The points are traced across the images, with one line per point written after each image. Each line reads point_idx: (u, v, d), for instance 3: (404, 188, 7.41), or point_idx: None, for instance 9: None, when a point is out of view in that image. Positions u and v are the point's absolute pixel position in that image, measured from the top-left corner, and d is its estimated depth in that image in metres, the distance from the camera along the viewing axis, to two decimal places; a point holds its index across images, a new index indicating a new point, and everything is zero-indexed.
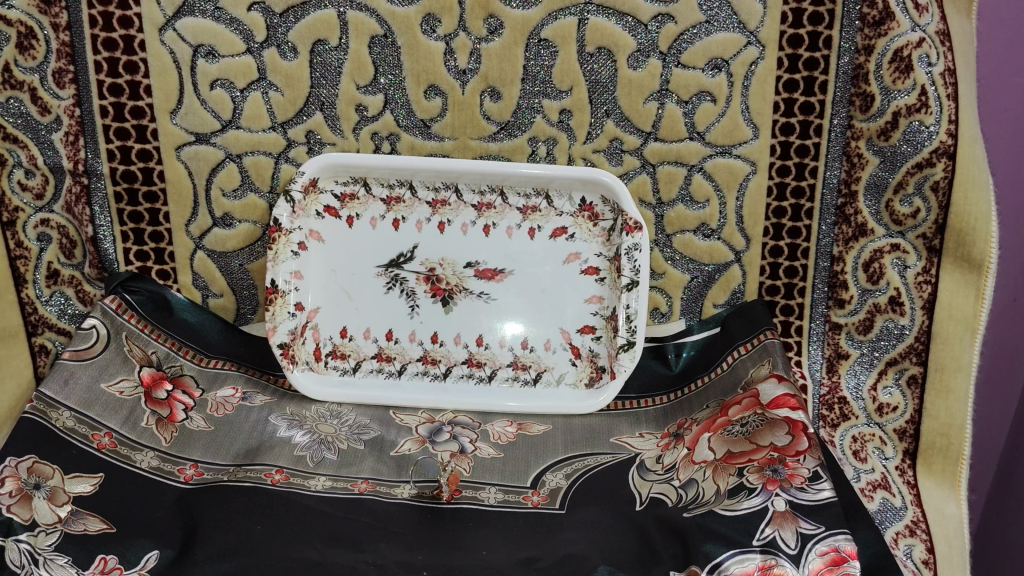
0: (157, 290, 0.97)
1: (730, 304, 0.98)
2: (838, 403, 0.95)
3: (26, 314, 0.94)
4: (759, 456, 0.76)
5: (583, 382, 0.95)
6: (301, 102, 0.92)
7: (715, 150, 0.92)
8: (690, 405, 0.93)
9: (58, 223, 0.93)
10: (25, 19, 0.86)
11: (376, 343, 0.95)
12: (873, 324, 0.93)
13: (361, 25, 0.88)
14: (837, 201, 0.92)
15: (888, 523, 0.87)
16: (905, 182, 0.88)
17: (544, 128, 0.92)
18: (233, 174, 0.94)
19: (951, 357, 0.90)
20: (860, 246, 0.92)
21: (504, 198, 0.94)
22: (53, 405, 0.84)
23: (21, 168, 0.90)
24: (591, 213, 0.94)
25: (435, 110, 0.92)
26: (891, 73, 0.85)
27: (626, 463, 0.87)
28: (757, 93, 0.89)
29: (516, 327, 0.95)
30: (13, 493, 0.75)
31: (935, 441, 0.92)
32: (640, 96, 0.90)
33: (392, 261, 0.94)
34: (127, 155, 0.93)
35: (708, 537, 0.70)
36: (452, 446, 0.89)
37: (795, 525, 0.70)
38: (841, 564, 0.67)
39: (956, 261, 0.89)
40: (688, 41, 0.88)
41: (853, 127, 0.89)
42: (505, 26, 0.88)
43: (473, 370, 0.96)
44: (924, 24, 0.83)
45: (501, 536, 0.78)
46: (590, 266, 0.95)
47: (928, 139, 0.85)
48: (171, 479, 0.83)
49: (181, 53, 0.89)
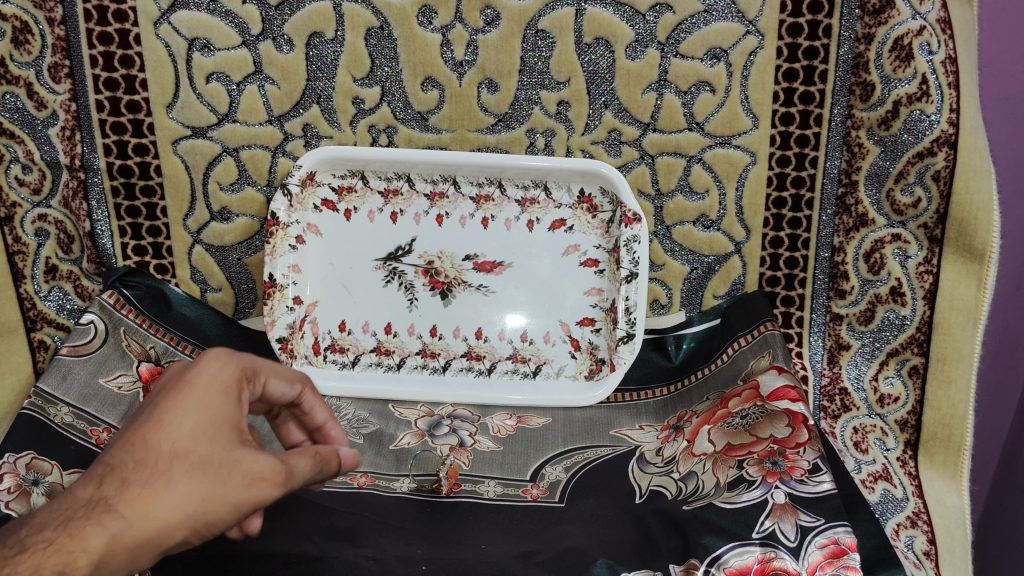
0: (155, 284, 0.97)
1: (731, 295, 0.98)
2: (838, 394, 0.94)
3: (25, 309, 0.94)
4: (759, 448, 0.75)
5: (583, 374, 0.95)
6: (297, 96, 0.91)
7: (715, 141, 0.91)
8: (690, 397, 0.93)
9: (56, 218, 0.93)
10: (20, 14, 0.86)
11: (375, 337, 0.95)
12: (874, 315, 0.92)
13: (357, 17, 0.88)
14: (837, 190, 0.91)
15: (888, 515, 0.87)
16: (906, 171, 0.87)
17: (543, 119, 0.92)
18: (230, 167, 0.94)
19: (952, 347, 0.90)
20: (860, 236, 0.91)
21: (502, 190, 0.94)
22: (51, 401, 0.85)
23: (19, 164, 0.90)
24: (590, 205, 0.94)
25: (432, 102, 0.91)
26: (891, 61, 0.84)
27: (626, 455, 0.87)
28: (756, 82, 0.88)
29: (516, 319, 0.95)
30: (13, 489, 0.76)
31: (937, 432, 0.91)
32: (639, 87, 0.89)
33: (391, 254, 0.94)
34: (124, 149, 0.92)
35: (708, 530, 0.70)
36: (452, 439, 0.90)
37: (795, 517, 0.69)
38: (841, 557, 0.66)
39: (957, 251, 0.88)
40: (687, 31, 0.87)
41: (853, 117, 0.88)
42: (501, 17, 0.88)
43: (472, 363, 0.95)
44: (924, 12, 0.82)
45: (499, 530, 0.79)
46: (589, 258, 0.94)
47: (929, 128, 0.84)
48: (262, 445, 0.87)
49: (177, 46, 0.89)
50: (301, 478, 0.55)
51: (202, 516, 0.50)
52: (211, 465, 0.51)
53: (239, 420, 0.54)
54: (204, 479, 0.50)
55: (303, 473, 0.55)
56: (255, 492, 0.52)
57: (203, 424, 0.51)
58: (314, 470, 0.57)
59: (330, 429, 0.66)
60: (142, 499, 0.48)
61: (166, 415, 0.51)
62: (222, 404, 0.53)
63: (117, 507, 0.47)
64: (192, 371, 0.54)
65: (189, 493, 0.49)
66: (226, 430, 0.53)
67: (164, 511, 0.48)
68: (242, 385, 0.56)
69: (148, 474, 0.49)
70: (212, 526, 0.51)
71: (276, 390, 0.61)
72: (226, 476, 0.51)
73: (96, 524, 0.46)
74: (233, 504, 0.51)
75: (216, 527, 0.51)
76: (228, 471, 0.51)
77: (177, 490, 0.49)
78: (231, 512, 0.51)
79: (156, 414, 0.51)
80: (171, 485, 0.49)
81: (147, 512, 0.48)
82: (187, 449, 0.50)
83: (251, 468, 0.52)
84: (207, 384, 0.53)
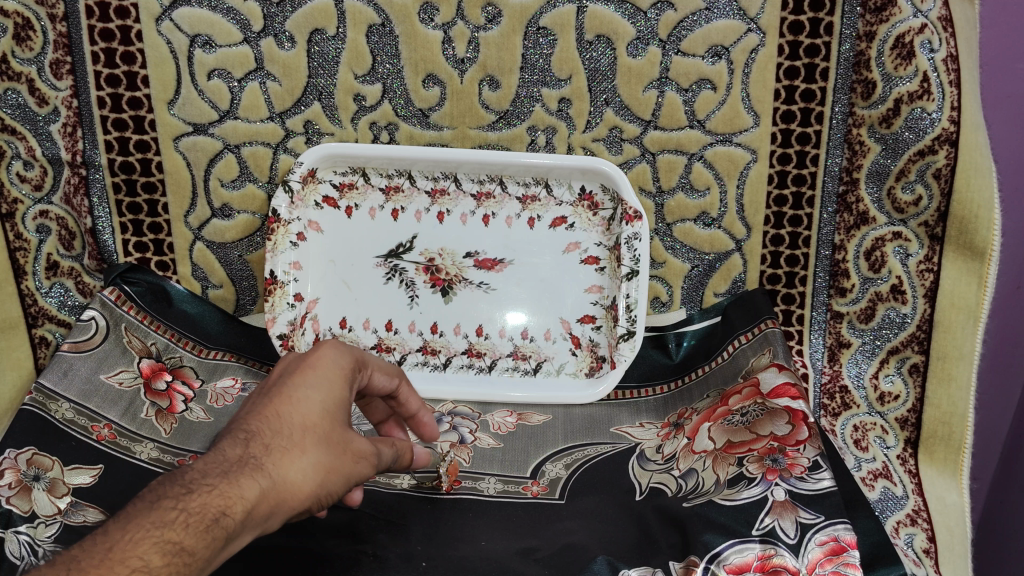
0: (156, 281, 0.97)
1: (731, 293, 0.98)
2: (839, 392, 0.94)
3: (26, 306, 0.94)
4: (759, 446, 0.75)
5: (583, 371, 0.95)
6: (298, 93, 0.91)
7: (715, 138, 0.91)
8: (690, 395, 0.93)
9: (57, 214, 0.93)
10: (22, 10, 0.86)
11: (376, 334, 0.95)
12: (875, 313, 0.92)
13: (358, 14, 0.88)
14: (838, 188, 0.91)
15: (888, 513, 0.87)
16: (907, 169, 0.87)
17: (543, 117, 0.92)
18: (231, 164, 0.94)
19: (953, 346, 0.90)
20: (861, 235, 0.91)
21: (504, 187, 0.94)
22: (53, 397, 0.85)
23: (21, 160, 0.90)
24: (591, 203, 0.94)
25: (433, 99, 0.91)
26: (892, 59, 0.84)
27: (626, 452, 0.87)
28: (757, 80, 0.88)
29: (517, 316, 0.95)
30: (14, 485, 0.76)
31: (937, 430, 0.91)
32: (640, 84, 0.89)
33: (391, 251, 0.94)
34: (125, 146, 0.93)
35: (707, 527, 0.70)
36: (452, 437, 0.90)
37: (794, 515, 0.69)
38: (841, 554, 0.66)
39: (958, 249, 0.88)
40: (688, 29, 0.87)
41: (854, 115, 0.88)
42: (503, 14, 0.88)
43: (473, 360, 0.95)
44: (926, 10, 0.82)
45: (500, 526, 0.79)
46: (589, 256, 0.94)
47: (930, 126, 0.84)
48: None
49: (178, 43, 0.89)
50: (383, 464, 0.61)
51: (324, 486, 0.53)
52: (336, 440, 0.54)
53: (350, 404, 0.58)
54: (330, 451, 0.54)
55: (388, 461, 0.62)
56: (356, 471, 0.57)
57: (328, 402, 0.55)
58: (392, 460, 0.63)
59: (422, 417, 0.71)
60: (283, 460, 0.51)
61: (296, 391, 0.54)
62: (341, 386, 0.57)
63: (265, 467, 0.50)
64: (314, 356, 0.58)
65: (316, 464, 0.52)
66: (344, 411, 0.57)
67: (299, 478, 0.51)
68: (355, 373, 0.60)
69: (285, 443, 0.51)
70: (326, 497, 0.54)
71: (378, 384, 0.65)
72: (343, 451, 0.55)
73: (250, 477, 0.48)
74: (343, 478, 0.55)
75: (328, 498, 0.54)
76: (343, 448, 0.55)
77: (308, 460, 0.52)
78: (340, 487, 0.55)
79: (287, 389, 0.54)
80: (304, 454, 0.52)
81: (286, 476, 0.50)
82: (315, 424, 0.54)
83: (359, 448, 0.57)
84: (332, 366, 0.57)
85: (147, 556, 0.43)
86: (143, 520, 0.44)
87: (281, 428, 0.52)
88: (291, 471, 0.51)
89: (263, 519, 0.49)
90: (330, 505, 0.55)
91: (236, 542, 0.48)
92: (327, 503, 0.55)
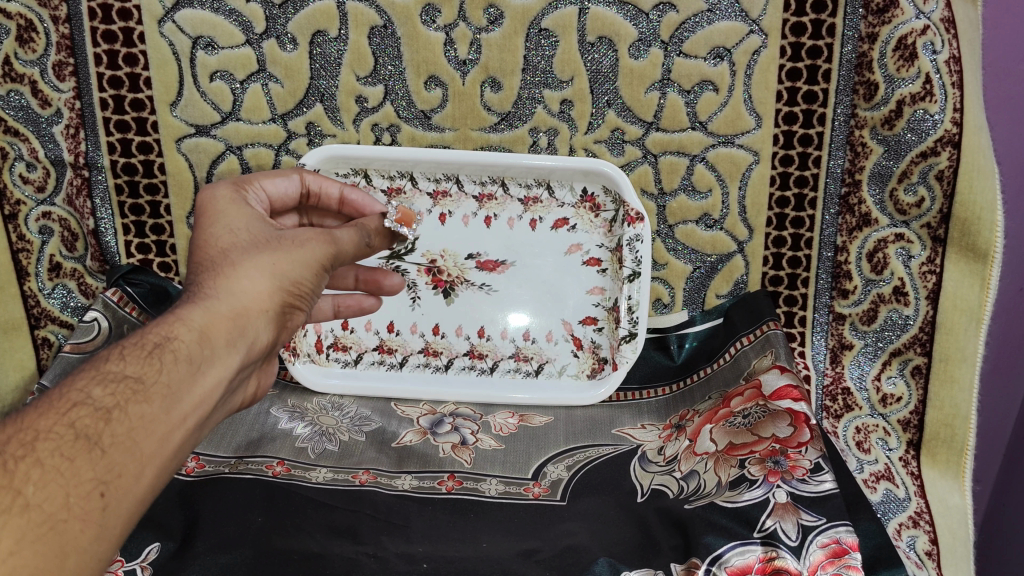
0: (158, 283, 0.97)
1: (733, 295, 0.98)
2: (841, 394, 0.94)
3: (28, 307, 0.95)
4: (760, 447, 0.75)
5: (585, 373, 0.95)
6: (301, 94, 0.91)
7: (718, 140, 0.91)
8: (692, 396, 0.93)
9: (59, 216, 0.93)
10: (25, 12, 0.86)
11: (377, 336, 0.96)
12: (877, 314, 0.92)
13: (361, 16, 0.88)
14: (840, 190, 0.91)
15: (890, 515, 0.88)
16: (909, 171, 0.87)
17: (546, 118, 0.92)
18: (233, 166, 0.94)
19: (955, 347, 0.90)
20: (864, 236, 0.91)
21: (506, 189, 0.94)
22: None
23: (23, 162, 0.91)
24: (593, 204, 0.94)
25: (435, 101, 0.91)
26: (895, 60, 0.84)
27: (628, 454, 0.87)
28: (759, 82, 0.88)
29: (519, 318, 0.95)
30: None
31: (939, 432, 0.91)
32: (641, 85, 0.89)
33: (392, 253, 0.94)
34: (127, 147, 0.93)
35: (709, 529, 0.70)
36: (453, 438, 0.90)
37: (796, 517, 0.69)
38: (842, 557, 0.66)
39: (961, 251, 0.88)
40: (690, 30, 0.87)
41: (857, 116, 0.88)
42: (505, 16, 0.88)
43: (474, 362, 0.96)
44: (928, 11, 0.82)
45: (501, 526, 0.79)
46: (591, 257, 0.94)
47: (933, 127, 0.84)
48: (291, 421, 0.91)
49: (181, 44, 0.89)
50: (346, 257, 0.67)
51: (281, 278, 0.58)
52: (264, 243, 0.60)
53: (256, 214, 0.65)
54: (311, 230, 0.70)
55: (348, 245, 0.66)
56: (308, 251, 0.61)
57: (236, 227, 0.62)
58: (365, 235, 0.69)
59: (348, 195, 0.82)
60: (222, 280, 0.56)
61: (206, 227, 0.62)
62: (236, 208, 0.65)
63: (208, 291, 0.55)
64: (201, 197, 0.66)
65: (257, 266, 0.57)
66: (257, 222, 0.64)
67: (249, 286, 0.56)
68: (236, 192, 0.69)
69: (214, 269, 0.57)
70: (297, 289, 0.59)
71: (279, 189, 0.76)
72: (278, 244, 0.60)
73: (192, 307, 0.54)
74: (296, 261, 0.60)
75: (301, 289, 0.60)
76: (276, 242, 0.61)
77: (245, 269, 0.57)
78: (304, 274, 0.60)
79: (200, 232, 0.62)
80: (236, 268, 0.57)
81: (229, 290, 0.55)
82: (234, 241, 0.60)
83: (296, 236, 0.62)
84: (214, 197, 0.65)
85: (89, 389, 0.47)
86: (80, 371, 0.48)
87: (208, 262, 0.58)
88: (234, 287, 0.56)
89: (235, 337, 0.54)
90: (309, 291, 0.61)
91: (219, 369, 0.52)
92: (305, 295, 0.61)
